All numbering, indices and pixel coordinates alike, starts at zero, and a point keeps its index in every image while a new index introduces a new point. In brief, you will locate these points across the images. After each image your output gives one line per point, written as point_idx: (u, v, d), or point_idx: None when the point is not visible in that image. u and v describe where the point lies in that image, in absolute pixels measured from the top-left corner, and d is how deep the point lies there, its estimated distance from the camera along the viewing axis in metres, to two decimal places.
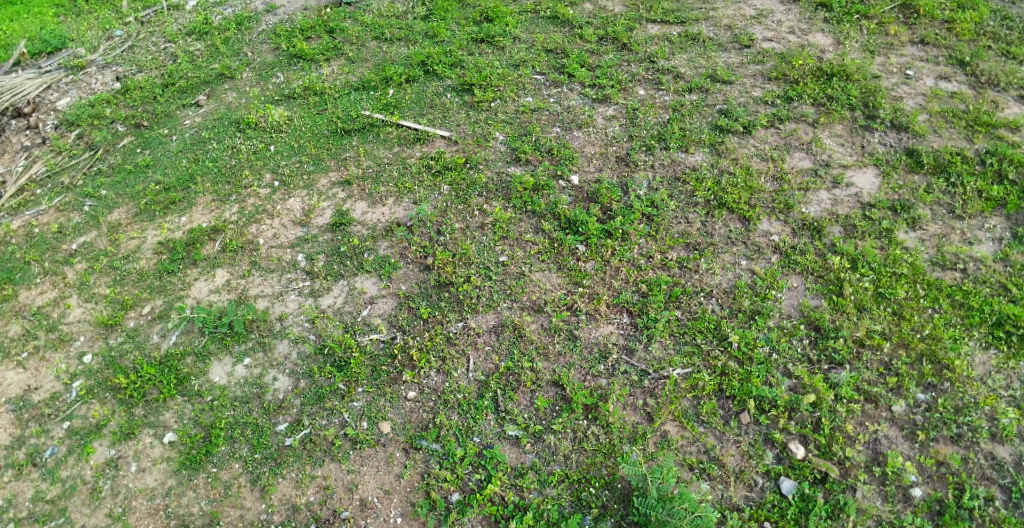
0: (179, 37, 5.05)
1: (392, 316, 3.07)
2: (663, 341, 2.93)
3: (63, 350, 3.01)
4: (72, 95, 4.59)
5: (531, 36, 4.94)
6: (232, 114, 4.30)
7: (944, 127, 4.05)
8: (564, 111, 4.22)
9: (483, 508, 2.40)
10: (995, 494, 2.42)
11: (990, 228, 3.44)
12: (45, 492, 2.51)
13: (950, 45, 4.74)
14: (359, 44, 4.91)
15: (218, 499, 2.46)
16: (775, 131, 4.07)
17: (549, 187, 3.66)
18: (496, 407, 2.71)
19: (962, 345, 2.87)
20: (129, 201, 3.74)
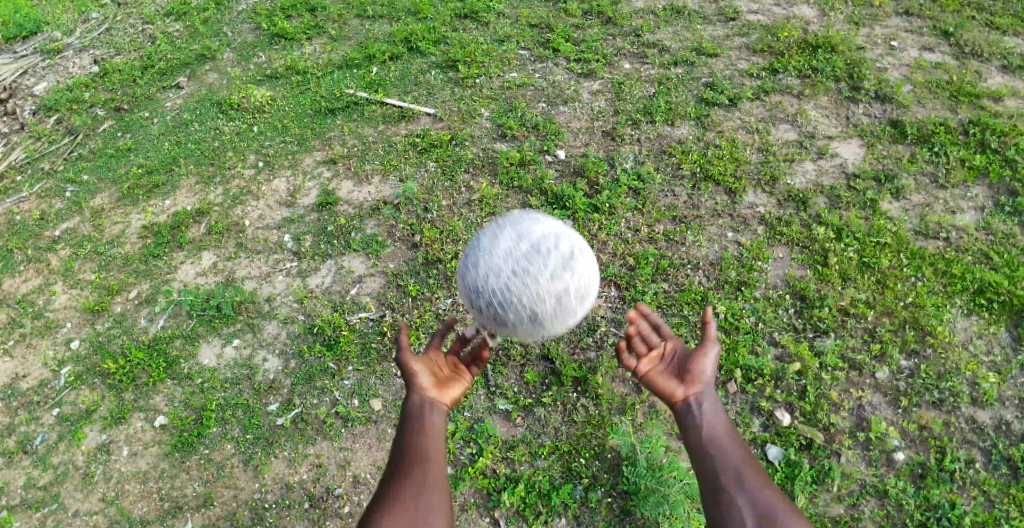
0: (157, 18, 4.94)
1: (381, 294, 3.07)
2: (650, 313, 2.95)
3: (51, 337, 2.99)
4: (50, 80, 4.49)
5: (516, 11, 4.86)
6: (214, 95, 4.22)
7: (928, 98, 4.06)
8: (550, 86, 4.19)
9: (476, 481, 2.43)
10: (975, 457, 2.49)
11: (973, 197, 3.48)
12: (37, 478, 2.52)
13: (935, 16, 4.73)
14: (341, 22, 4.82)
15: (211, 480, 2.48)
16: (761, 103, 4.06)
17: (535, 162, 3.64)
18: (486, 382, 2.73)
19: (944, 312, 2.92)
20: (111, 186, 3.69)
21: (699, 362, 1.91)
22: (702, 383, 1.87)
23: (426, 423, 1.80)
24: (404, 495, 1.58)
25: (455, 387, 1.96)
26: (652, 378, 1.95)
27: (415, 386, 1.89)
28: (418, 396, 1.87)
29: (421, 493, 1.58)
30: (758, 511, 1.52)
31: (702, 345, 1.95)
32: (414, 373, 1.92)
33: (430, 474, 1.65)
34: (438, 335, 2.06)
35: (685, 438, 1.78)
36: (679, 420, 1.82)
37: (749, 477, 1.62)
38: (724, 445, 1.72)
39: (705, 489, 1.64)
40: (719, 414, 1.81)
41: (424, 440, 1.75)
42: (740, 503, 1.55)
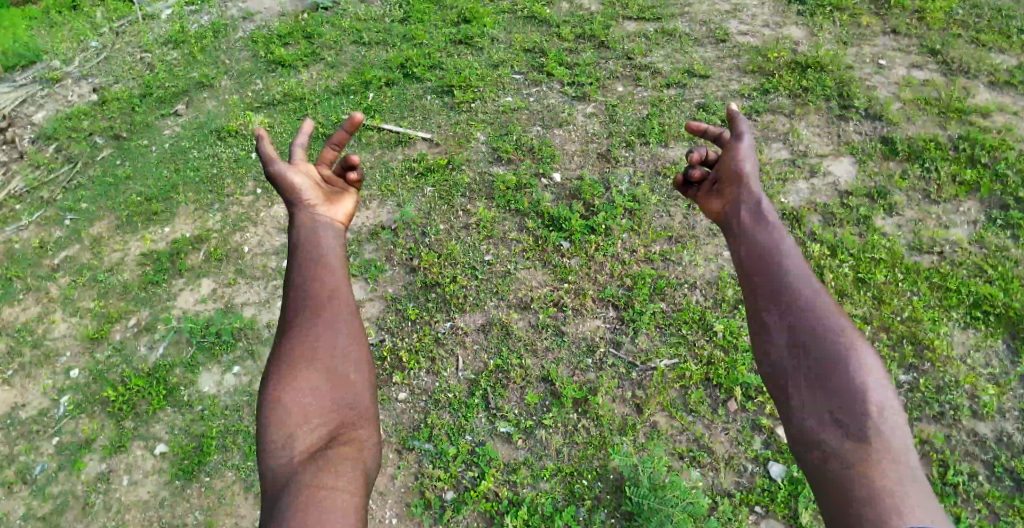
0: (156, 47, 5.00)
1: (381, 319, 3.09)
2: (649, 333, 2.97)
3: (49, 366, 2.99)
4: (49, 108, 4.54)
5: (509, 36, 4.95)
6: (213, 123, 4.27)
7: (918, 115, 4.14)
8: (545, 109, 4.26)
9: (478, 505, 2.43)
10: (978, 470, 2.50)
11: (965, 211, 3.54)
12: (36, 509, 2.50)
13: (922, 34, 4.84)
14: (338, 49, 4.90)
15: (212, 508, 2.47)
16: (752, 122, 4.13)
17: (532, 185, 3.68)
18: (487, 404, 2.73)
19: (941, 326, 2.95)
20: (111, 214, 3.71)
21: (741, 169, 1.97)
22: (749, 188, 1.92)
23: (317, 245, 1.71)
24: (303, 338, 1.50)
25: (344, 200, 1.90)
26: (701, 195, 2.05)
27: (297, 205, 1.81)
28: (303, 213, 1.80)
29: (327, 333, 1.51)
30: (794, 331, 1.47)
31: (736, 154, 1.99)
32: (294, 188, 1.82)
33: (329, 312, 1.56)
34: (300, 138, 1.95)
35: (728, 235, 1.87)
36: (724, 220, 1.91)
37: (795, 289, 1.55)
38: (772, 248, 1.69)
39: (748, 303, 1.63)
40: (766, 213, 1.82)
41: (321, 272, 1.63)
42: (781, 317, 1.51)
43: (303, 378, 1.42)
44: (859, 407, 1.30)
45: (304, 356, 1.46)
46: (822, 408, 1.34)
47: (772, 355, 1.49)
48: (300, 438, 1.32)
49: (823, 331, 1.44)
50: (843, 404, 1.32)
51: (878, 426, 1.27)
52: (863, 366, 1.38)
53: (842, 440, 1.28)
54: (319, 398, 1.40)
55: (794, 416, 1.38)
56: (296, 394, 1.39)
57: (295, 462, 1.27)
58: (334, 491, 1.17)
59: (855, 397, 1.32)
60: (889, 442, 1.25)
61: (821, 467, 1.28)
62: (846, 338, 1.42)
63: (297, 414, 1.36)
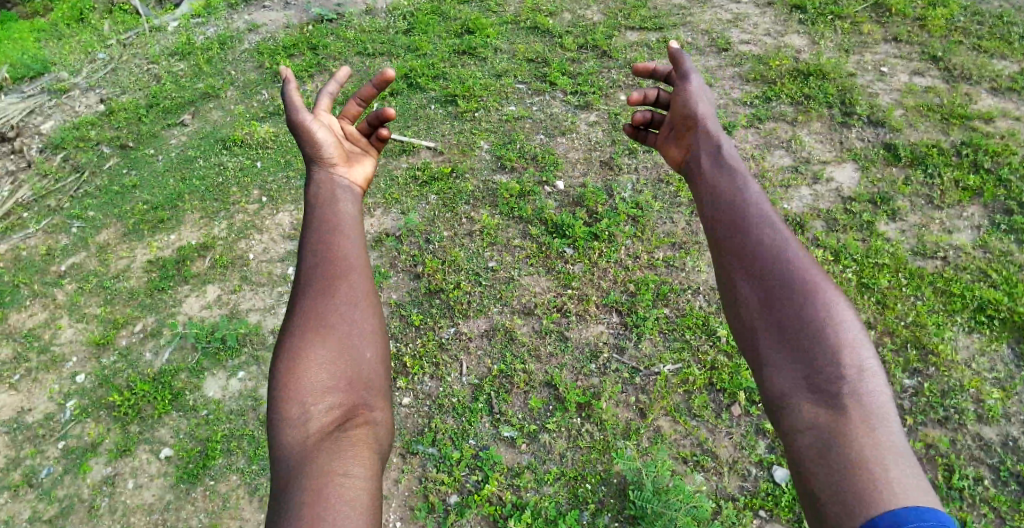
0: (162, 58, 5.07)
1: (385, 325, 3.10)
2: (653, 338, 2.97)
3: (56, 371, 3.01)
4: (57, 118, 4.60)
5: (512, 46, 5.00)
6: (218, 132, 4.31)
7: (920, 121, 4.15)
8: (548, 118, 4.29)
9: (482, 509, 2.43)
10: (984, 474, 2.49)
11: (968, 216, 3.54)
12: (43, 512, 2.52)
13: (923, 41, 4.87)
14: (342, 60, 4.96)
15: (217, 512, 2.48)
16: (755, 130, 4.15)
17: (535, 192, 3.71)
18: (491, 409, 2.74)
19: (945, 330, 2.95)
20: (118, 221, 3.74)
21: (695, 115, 1.96)
22: (704, 131, 1.91)
23: (333, 214, 1.71)
24: (318, 314, 1.49)
25: (360, 158, 1.95)
26: (661, 143, 2.07)
27: (316, 161, 1.86)
28: (322, 174, 1.85)
29: (340, 308, 1.51)
30: (767, 289, 1.40)
31: (687, 99, 1.98)
32: (315, 142, 1.87)
33: (341, 286, 1.55)
34: (330, 87, 2.02)
35: (689, 181, 1.86)
36: (687, 167, 1.90)
37: (771, 245, 1.47)
38: (738, 197, 1.64)
39: (719, 258, 1.56)
40: (728, 158, 1.79)
41: (332, 243, 1.62)
42: (757, 275, 1.43)
43: (315, 353, 1.42)
44: (837, 371, 1.24)
45: (317, 333, 1.45)
46: (798, 370, 1.28)
47: (746, 314, 1.42)
48: (315, 417, 1.32)
49: (801, 291, 1.36)
50: (821, 367, 1.26)
51: (856, 391, 1.21)
52: (843, 328, 1.30)
53: (819, 409, 1.21)
54: (330, 376, 1.40)
55: (770, 378, 1.32)
56: (307, 372, 1.39)
57: (309, 442, 1.28)
58: (346, 481, 1.18)
59: (833, 362, 1.26)
60: (867, 408, 1.19)
61: (795, 435, 1.23)
62: (824, 296, 1.35)
63: (307, 392, 1.36)
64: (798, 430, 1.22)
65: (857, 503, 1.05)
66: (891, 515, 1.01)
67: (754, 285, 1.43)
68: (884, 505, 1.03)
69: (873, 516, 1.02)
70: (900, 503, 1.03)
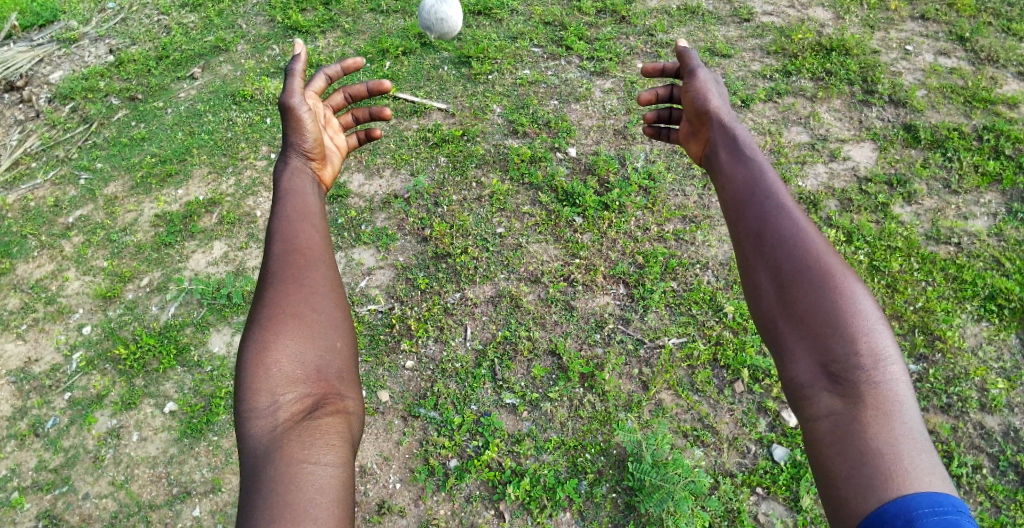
0: (172, 9, 4.96)
1: (390, 287, 3.08)
2: (659, 312, 2.95)
3: (62, 322, 3.03)
4: (65, 68, 4.53)
5: (529, 8, 4.86)
6: (228, 87, 4.25)
7: (942, 103, 4.03)
8: (562, 83, 4.19)
9: (481, 474, 2.46)
10: (983, 462, 2.49)
11: (985, 203, 3.46)
12: (49, 461, 2.56)
13: (951, 21, 4.70)
14: (355, 16, 4.83)
15: (219, 466, 2.52)
16: (773, 104, 4.04)
17: (546, 159, 3.65)
18: (494, 375, 2.75)
19: (954, 317, 2.92)
20: (125, 174, 3.72)
21: (711, 111, 2.05)
22: (719, 126, 2.01)
23: (300, 204, 1.84)
24: (287, 303, 1.56)
25: (331, 155, 2.13)
26: (684, 139, 2.21)
27: (295, 147, 1.99)
28: (299, 161, 1.99)
29: (312, 299, 1.59)
30: (783, 279, 1.48)
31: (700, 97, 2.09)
32: (300, 133, 2.00)
33: (311, 281, 1.63)
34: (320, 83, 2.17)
35: (715, 174, 1.95)
36: (711, 160, 2.00)
37: (787, 235, 1.55)
38: (759, 187, 1.72)
39: (739, 252, 1.65)
40: (745, 149, 1.89)
41: (298, 231, 1.74)
42: (774, 268, 1.51)
43: (282, 342, 1.48)
44: (851, 359, 1.29)
45: (279, 327, 1.50)
46: (818, 362, 1.33)
47: (765, 307, 1.49)
48: (282, 405, 1.37)
49: (814, 278, 1.43)
50: (834, 353, 1.31)
51: (873, 379, 1.25)
52: (862, 318, 1.34)
53: (834, 397, 1.27)
54: (300, 366, 1.45)
55: (789, 368, 1.39)
56: (274, 363, 1.44)
57: (277, 431, 1.32)
58: (314, 469, 1.24)
59: (846, 348, 1.31)
60: (883, 395, 1.23)
61: (814, 423, 1.28)
62: (836, 284, 1.40)
63: (276, 380, 1.41)
64: (818, 419, 1.28)
65: (865, 490, 1.11)
66: (902, 500, 1.05)
67: (771, 277, 1.51)
68: (897, 491, 1.07)
69: (884, 502, 1.07)
70: (914, 489, 1.07)
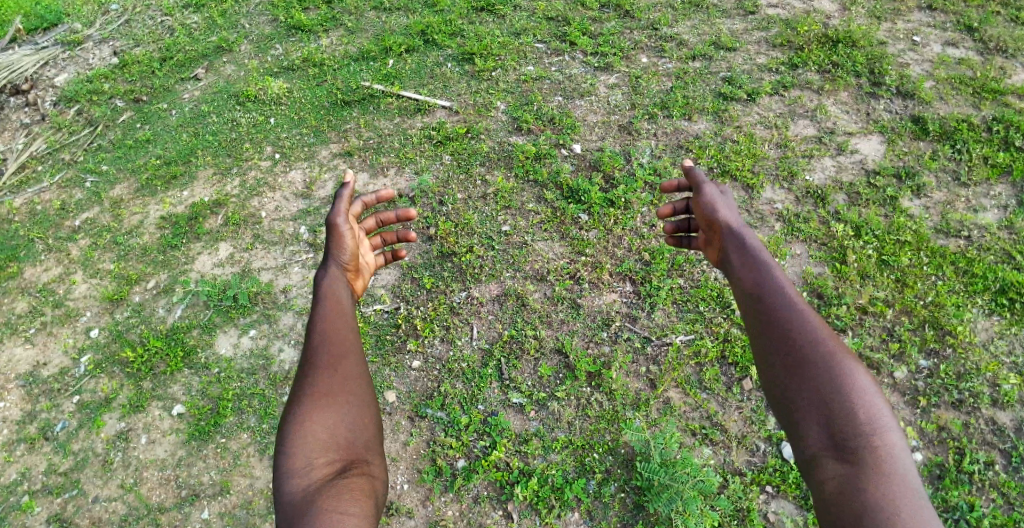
0: (175, 9, 4.96)
1: (396, 287, 3.08)
2: (666, 309, 2.93)
3: (70, 326, 3.04)
4: (70, 71, 4.54)
5: (532, 4, 4.83)
6: (232, 87, 4.25)
7: (951, 94, 3.98)
8: (567, 79, 4.16)
9: (488, 474, 2.45)
10: (995, 459, 2.46)
11: (995, 195, 3.42)
12: (58, 464, 2.57)
13: (958, 11, 4.64)
14: (357, 14, 4.82)
15: (227, 468, 2.52)
16: (780, 97, 4.01)
17: (551, 155, 3.63)
18: (500, 375, 2.74)
19: (965, 312, 2.88)
20: (131, 177, 3.72)
21: (718, 219, 2.04)
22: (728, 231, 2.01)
23: (334, 303, 1.87)
24: (327, 381, 1.66)
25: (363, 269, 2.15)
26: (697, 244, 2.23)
27: (335, 259, 2.00)
28: (336, 271, 1.99)
29: (350, 378, 1.70)
30: (792, 361, 1.62)
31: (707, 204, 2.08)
32: (342, 246, 2.02)
33: (348, 363, 1.73)
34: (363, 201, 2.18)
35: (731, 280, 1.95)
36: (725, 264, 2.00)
37: (800, 328, 1.66)
38: (774, 293, 1.77)
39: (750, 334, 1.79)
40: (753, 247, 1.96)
41: (341, 313, 1.85)
42: (783, 357, 1.64)
43: (317, 412, 1.59)
44: (852, 429, 1.47)
45: (317, 398, 1.62)
46: (826, 433, 1.50)
47: (777, 384, 1.64)
48: (315, 467, 1.48)
49: (823, 367, 1.58)
50: (841, 428, 1.49)
51: (873, 447, 1.44)
52: (863, 397, 1.52)
53: (840, 463, 1.45)
54: (333, 433, 1.56)
55: (799, 436, 1.55)
56: (312, 428, 1.55)
57: (310, 488, 1.43)
58: (342, 517, 1.34)
59: (850, 421, 1.49)
60: (883, 461, 1.42)
61: (822, 484, 1.46)
62: (843, 371, 1.56)
63: (312, 444, 1.52)
64: (826, 481, 1.45)
65: None
66: None
67: (783, 366, 1.64)
68: None
69: None
70: None
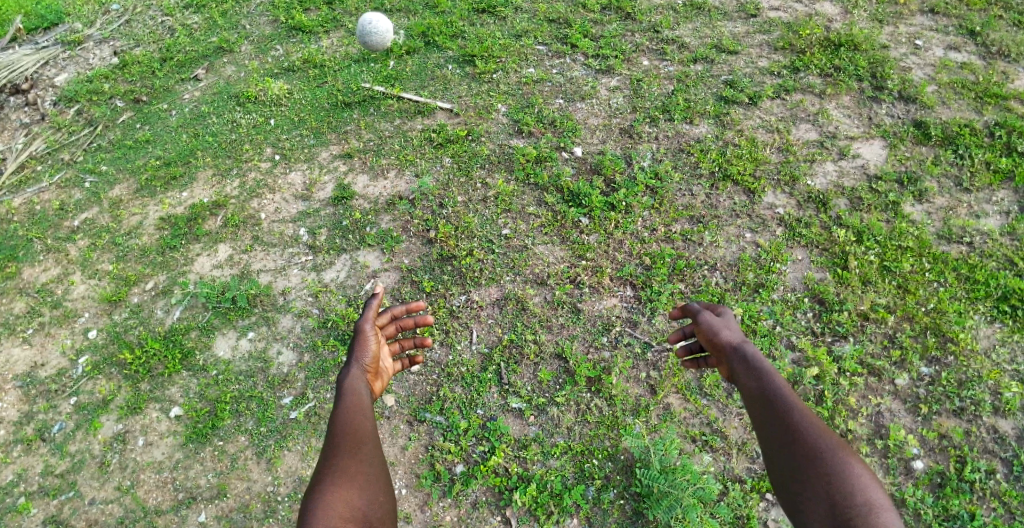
0: (176, 10, 4.96)
1: (395, 290, 3.06)
2: (666, 314, 2.92)
3: (68, 327, 3.03)
4: (70, 70, 4.54)
5: (534, 6, 4.83)
6: (232, 88, 4.24)
7: (953, 99, 3.97)
8: (568, 82, 4.15)
9: (487, 480, 2.44)
10: (996, 467, 2.44)
11: (997, 201, 3.40)
12: (55, 466, 2.56)
13: (961, 14, 4.63)
14: (358, 15, 4.81)
15: (225, 472, 2.51)
16: (781, 101, 4.00)
17: (552, 159, 3.62)
18: (500, 380, 2.73)
19: (966, 319, 2.87)
20: (130, 177, 3.71)
21: (716, 329, 1.92)
22: (728, 338, 1.89)
23: (355, 395, 1.78)
24: (346, 460, 1.56)
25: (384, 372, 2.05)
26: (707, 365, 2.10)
27: (357, 360, 1.92)
28: (357, 371, 1.89)
29: (370, 462, 1.59)
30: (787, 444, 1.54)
31: (705, 316, 1.98)
32: (366, 349, 1.96)
33: (368, 446, 1.64)
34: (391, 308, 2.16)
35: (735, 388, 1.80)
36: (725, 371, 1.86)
37: (794, 413, 1.59)
38: (776, 395, 1.66)
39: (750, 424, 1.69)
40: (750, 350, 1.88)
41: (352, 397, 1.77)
42: (780, 440, 1.56)
43: (336, 487, 1.47)
44: (851, 507, 1.36)
45: (340, 474, 1.52)
46: (825, 513, 1.38)
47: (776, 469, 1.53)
48: None
49: (816, 447, 1.49)
50: (840, 505, 1.37)
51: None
52: (859, 478, 1.41)
53: None
54: (351, 509, 1.43)
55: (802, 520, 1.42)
56: (332, 499, 1.43)
57: None
58: None
59: (846, 497, 1.38)
60: None
61: None
62: (837, 450, 1.47)
63: (332, 514, 1.38)
64: None
65: None
66: None
67: (778, 449, 1.55)
68: None
69: None
70: None
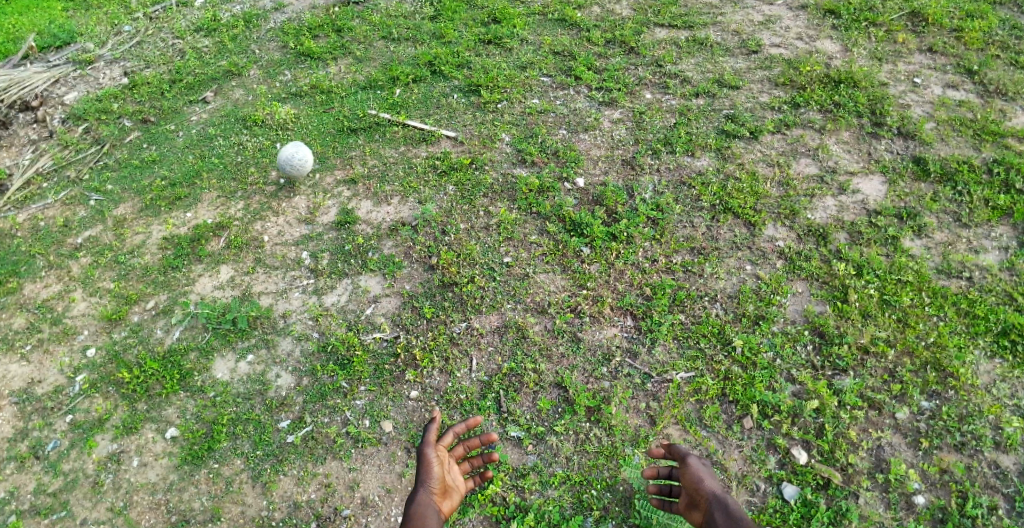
0: (187, 34, 5.07)
1: (396, 315, 3.07)
2: (666, 345, 2.92)
3: (67, 344, 3.02)
4: (80, 89, 4.61)
5: (539, 38, 4.95)
6: (239, 111, 4.30)
7: (951, 135, 4.04)
8: (571, 113, 4.22)
9: (484, 508, 2.41)
10: (998, 504, 2.41)
11: (996, 237, 3.43)
12: (47, 484, 2.53)
13: (959, 54, 4.73)
14: (366, 43, 4.92)
15: (219, 494, 2.48)
16: (782, 136, 4.06)
17: (554, 189, 3.66)
18: (499, 408, 2.71)
19: (967, 353, 2.86)
20: (136, 197, 3.75)
21: (700, 476, 2.15)
22: (709, 485, 2.11)
23: (420, 515, 1.96)
24: None
25: (454, 491, 2.18)
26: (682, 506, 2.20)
27: (425, 483, 2.09)
28: (426, 493, 2.06)
29: None
30: None
31: (691, 461, 2.20)
32: (428, 471, 2.12)
33: None
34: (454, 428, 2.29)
35: None
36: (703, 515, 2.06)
37: None
38: None
39: None
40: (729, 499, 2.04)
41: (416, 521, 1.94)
42: None
43: None
44: None
45: None
46: None
47: None
48: None
49: None
50: None
51: None
52: None
53: None
54: None
55: None
56: None
57: None
58: None
59: None
60: None
61: None
62: None
63: None
64: None
65: None
66: None
67: None
68: None
69: None
70: None
